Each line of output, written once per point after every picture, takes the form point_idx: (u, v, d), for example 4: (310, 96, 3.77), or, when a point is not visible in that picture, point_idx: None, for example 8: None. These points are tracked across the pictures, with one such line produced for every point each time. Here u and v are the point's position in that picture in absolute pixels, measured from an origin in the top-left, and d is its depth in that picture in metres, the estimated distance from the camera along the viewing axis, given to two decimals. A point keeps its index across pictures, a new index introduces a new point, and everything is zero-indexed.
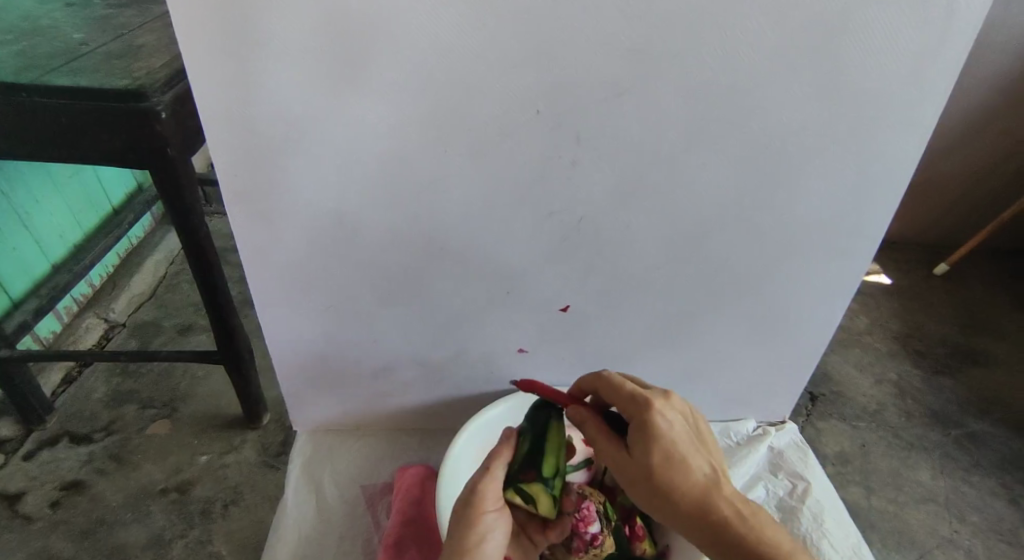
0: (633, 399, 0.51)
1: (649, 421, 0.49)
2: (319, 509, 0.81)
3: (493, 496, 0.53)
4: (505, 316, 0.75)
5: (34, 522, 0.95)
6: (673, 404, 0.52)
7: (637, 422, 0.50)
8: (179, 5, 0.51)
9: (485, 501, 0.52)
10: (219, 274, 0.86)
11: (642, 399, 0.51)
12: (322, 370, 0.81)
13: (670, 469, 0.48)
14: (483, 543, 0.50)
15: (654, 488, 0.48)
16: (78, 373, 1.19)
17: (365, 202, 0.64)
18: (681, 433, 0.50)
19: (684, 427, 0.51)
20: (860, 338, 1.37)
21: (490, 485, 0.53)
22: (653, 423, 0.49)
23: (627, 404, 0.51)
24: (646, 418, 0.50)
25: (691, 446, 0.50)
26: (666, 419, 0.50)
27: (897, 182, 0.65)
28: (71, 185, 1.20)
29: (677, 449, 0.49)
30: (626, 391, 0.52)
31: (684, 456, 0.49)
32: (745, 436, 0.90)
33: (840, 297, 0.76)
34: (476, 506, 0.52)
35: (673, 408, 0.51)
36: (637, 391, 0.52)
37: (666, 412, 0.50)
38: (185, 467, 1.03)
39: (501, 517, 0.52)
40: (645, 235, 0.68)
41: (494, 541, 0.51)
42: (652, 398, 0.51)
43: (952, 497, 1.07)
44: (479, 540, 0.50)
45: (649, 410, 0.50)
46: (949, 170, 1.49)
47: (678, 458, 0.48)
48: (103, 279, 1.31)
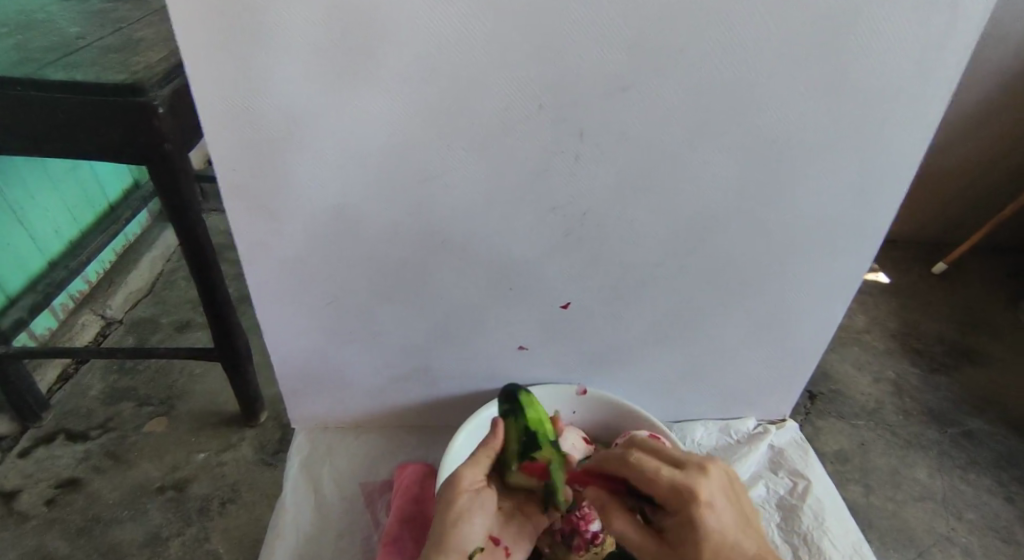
0: (676, 491, 0.50)
1: (695, 519, 0.48)
2: (316, 506, 0.81)
3: (474, 477, 0.54)
4: (505, 312, 0.75)
5: (30, 519, 0.94)
6: (715, 483, 0.50)
7: (682, 517, 0.49)
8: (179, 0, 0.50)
9: (465, 481, 0.54)
10: (217, 271, 0.86)
11: (685, 493, 0.49)
12: (321, 367, 0.80)
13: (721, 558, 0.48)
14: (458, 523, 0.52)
15: None
16: (74, 370, 1.18)
17: (366, 196, 0.63)
18: (727, 520, 0.49)
19: (728, 509, 0.50)
20: (859, 337, 1.37)
21: (473, 468, 0.55)
22: (700, 520, 0.48)
23: (669, 498, 0.50)
24: (691, 514, 0.48)
25: (737, 527, 0.50)
26: (714, 511, 0.49)
27: (900, 178, 0.65)
28: (67, 180, 1.19)
29: (727, 542, 0.48)
30: (665, 481, 0.50)
31: (733, 543, 0.49)
32: (745, 434, 0.90)
33: (842, 294, 0.76)
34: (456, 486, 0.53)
35: (717, 488, 0.50)
36: (679, 480, 0.50)
37: (711, 502, 0.49)
38: (181, 464, 1.02)
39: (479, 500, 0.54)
40: (645, 232, 0.68)
41: (474, 524, 0.53)
42: (696, 489, 0.49)
43: (950, 495, 1.07)
44: (459, 519, 0.52)
45: (692, 505, 0.48)
46: (948, 168, 1.49)
47: (728, 546, 0.48)
48: (99, 276, 1.31)
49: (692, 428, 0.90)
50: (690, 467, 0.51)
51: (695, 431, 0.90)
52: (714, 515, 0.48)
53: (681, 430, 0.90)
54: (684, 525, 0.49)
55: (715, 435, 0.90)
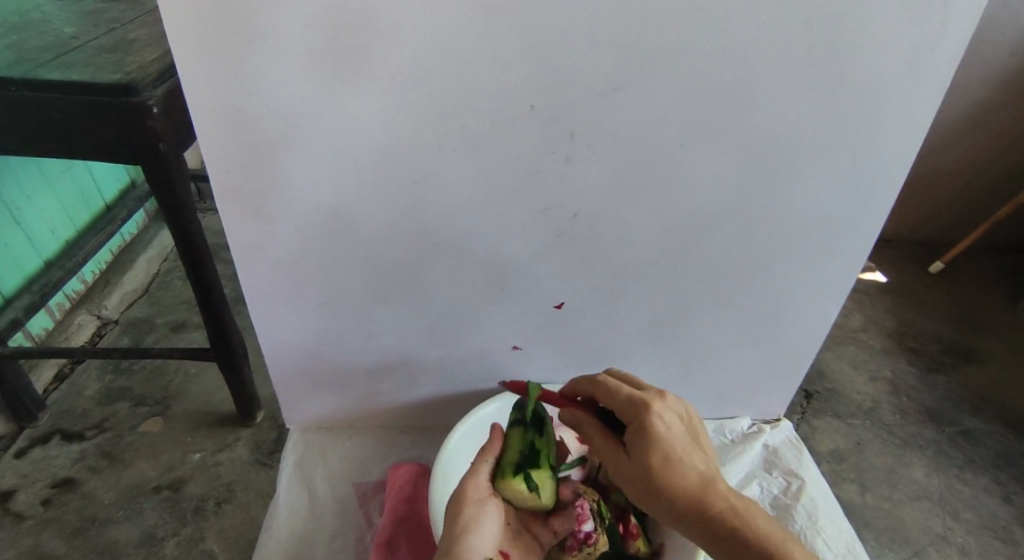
0: (631, 403, 0.51)
1: (646, 424, 0.49)
2: (310, 506, 0.81)
3: (478, 488, 0.54)
4: (500, 312, 0.75)
5: (26, 520, 0.94)
6: (670, 404, 0.51)
7: (634, 425, 0.50)
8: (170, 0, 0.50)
9: (470, 493, 0.53)
10: (212, 271, 0.86)
11: (639, 402, 0.51)
12: (315, 367, 0.80)
13: (667, 468, 0.48)
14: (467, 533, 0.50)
15: (654, 487, 0.48)
16: (70, 371, 1.18)
17: (360, 196, 0.63)
18: (679, 436, 0.49)
19: (680, 426, 0.50)
20: (856, 337, 1.37)
21: (475, 478, 0.55)
22: (650, 424, 0.49)
23: (625, 408, 0.51)
24: (642, 420, 0.50)
25: (688, 445, 0.50)
26: (664, 420, 0.49)
27: (894, 178, 0.65)
28: (62, 180, 1.19)
29: (675, 450, 0.48)
30: (623, 395, 0.52)
31: (681, 455, 0.49)
32: (740, 434, 0.90)
33: (836, 294, 0.76)
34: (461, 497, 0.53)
35: (670, 408, 0.51)
36: (636, 394, 0.52)
37: (663, 413, 0.50)
38: (177, 465, 1.02)
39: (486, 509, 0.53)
40: (639, 233, 0.68)
41: (483, 533, 0.51)
42: (649, 399, 0.51)
43: (946, 494, 1.08)
44: (467, 529, 0.51)
45: (645, 411, 0.50)
46: (944, 167, 1.49)
47: (675, 458, 0.48)
48: (95, 276, 1.31)
49: None
50: (649, 390, 0.53)
51: None
52: (664, 425, 0.49)
53: None
54: (636, 431, 0.50)
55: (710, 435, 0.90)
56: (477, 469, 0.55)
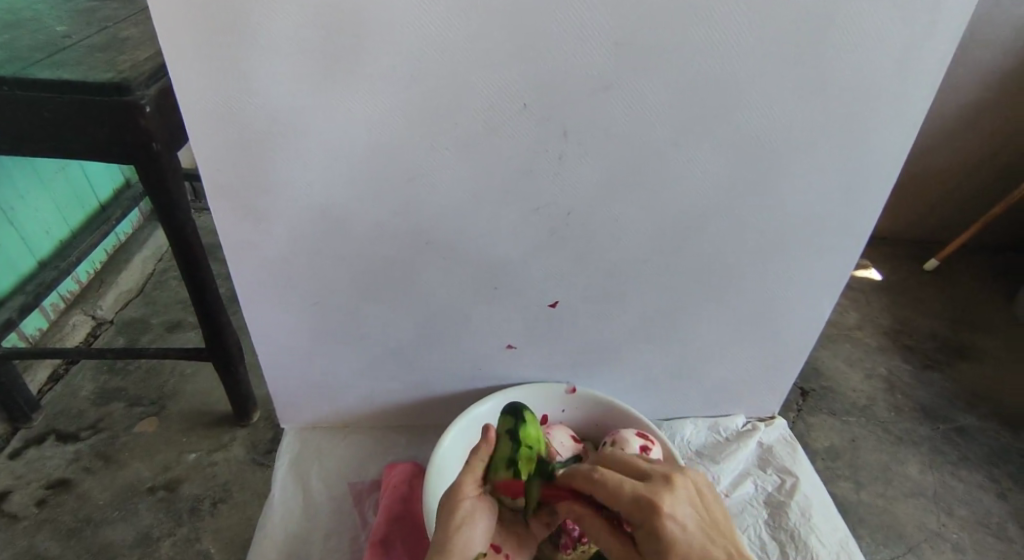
0: (638, 504, 0.46)
1: (659, 529, 0.44)
2: (305, 506, 0.80)
3: (473, 484, 0.54)
4: (494, 311, 0.75)
5: (20, 521, 0.94)
6: (679, 494, 0.47)
7: (646, 529, 0.45)
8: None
9: (464, 489, 0.54)
10: (206, 270, 0.85)
11: (648, 504, 0.45)
12: (310, 366, 0.80)
13: None
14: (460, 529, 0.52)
15: None
16: (64, 371, 1.17)
17: (354, 195, 0.63)
18: (695, 531, 0.45)
19: (695, 518, 0.46)
20: (851, 334, 1.37)
21: (471, 473, 0.54)
22: (663, 530, 0.44)
23: (631, 511, 0.46)
24: (654, 525, 0.45)
25: (706, 538, 0.45)
26: (677, 521, 0.45)
27: (886, 177, 0.65)
28: (56, 180, 1.18)
29: (695, 553, 0.44)
30: (627, 495, 0.47)
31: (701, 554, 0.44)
32: (734, 432, 0.90)
33: (829, 292, 0.76)
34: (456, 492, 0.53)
35: (681, 498, 0.46)
36: (641, 492, 0.46)
37: (675, 510, 0.45)
38: (173, 465, 1.02)
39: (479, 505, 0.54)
40: (633, 231, 0.68)
41: (476, 530, 0.52)
42: (657, 498, 0.45)
43: (940, 490, 1.08)
44: (458, 527, 0.52)
45: (655, 516, 0.45)
46: (938, 165, 1.49)
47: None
48: (90, 276, 1.30)
49: (681, 426, 0.91)
50: (653, 479, 0.47)
51: (685, 428, 0.90)
52: (679, 528, 0.44)
53: (671, 428, 0.90)
54: (649, 539, 0.45)
55: (705, 433, 0.90)
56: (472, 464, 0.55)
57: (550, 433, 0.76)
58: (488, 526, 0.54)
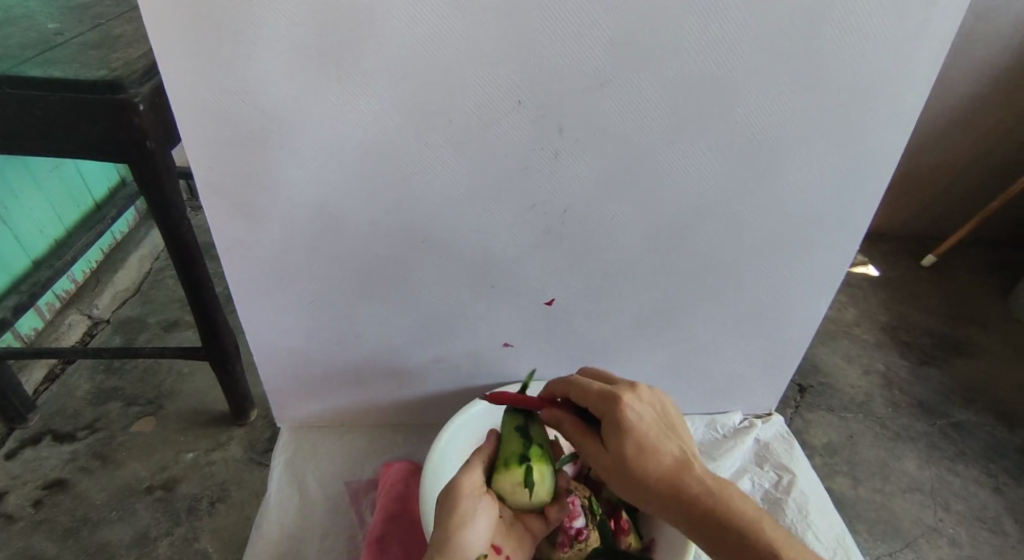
0: (602, 396, 0.52)
1: (617, 415, 0.50)
2: (302, 505, 0.80)
3: (472, 484, 0.54)
4: (490, 309, 0.75)
5: (16, 521, 0.93)
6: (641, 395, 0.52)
7: (606, 416, 0.51)
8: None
9: (464, 487, 0.53)
10: (201, 269, 0.85)
11: (610, 395, 0.51)
12: (307, 365, 0.80)
13: (642, 457, 0.48)
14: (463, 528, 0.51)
15: (630, 477, 0.48)
16: (60, 371, 1.17)
17: (348, 193, 0.63)
18: (651, 424, 0.50)
19: (651, 414, 0.51)
20: (848, 330, 1.37)
21: (470, 474, 0.55)
22: (622, 417, 0.50)
23: (596, 401, 0.52)
24: (613, 410, 0.50)
25: (661, 434, 0.50)
26: (635, 410, 0.50)
27: (882, 173, 0.65)
28: (50, 179, 1.18)
29: (648, 439, 0.49)
30: (593, 391, 0.53)
31: (654, 443, 0.49)
32: (732, 429, 0.90)
33: (826, 289, 0.76)
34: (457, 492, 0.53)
35: (642, 399, 0.52)
36: (606, 388, 0.52)
37: (635, 404, 0.51)
38: (170, 464, 1.02)
39: (482, 505, 0.53)
40: (629, 228, 0.68)
41: (476, 528, 0.52)
42: (619, 392, 0.51)
43: (937, 485, 1.08)
44: (461, 525, 0.51)
45: (615, 403, 0.50)
46: (935, 161, 1.49)
47: (648, 443, 0.49)
48: (86, 275, 1.30)
49: None
50: (620, 383, 0.53)
51: None
52: (639, 418, 0.50)
53: None
54: (612, 423, 0.50)
55: (702, 430, 0.90)
56: (470, 467, 0.55)
57: None
58: (489, 526, 0.53)
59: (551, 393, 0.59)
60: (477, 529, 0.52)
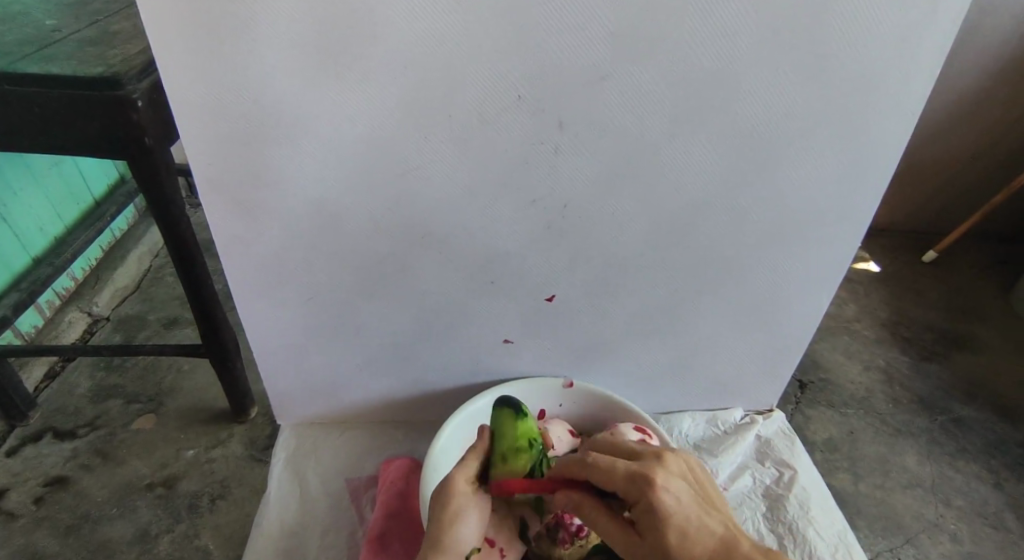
0: (632, 480, 0.47)
1: (654, 503, 0.46)
2: (302, 502, 0.80)
3: (466, 483, 0.53)
4: (491, 305, 0.74)
5: (18, 519, 0.94)
6: (671, 469, 0.48)
7: (642, 504, 0.46)
8: None
9: (457, 489, 0.52)
10: (201, 266, 0.85)
11: (643, 479, 0.46)
12: (307, 362, 0.80)
13: (687, 545, 0.45)
14: (455, 528, 0.51)
15: None
16: (60, 368, 1.17)
17: (347, 189, 0.62)
18: (688, 504, 0.47)
19: (687, 492, 0.47)
20: (849, 326, 1.37)
21: (465, 471, 0.53)
22: (660, 505, 0.45)
23: (626, 488, 0.47)
24: (651, 499, 0.46)
25: (698, 510, 0.47)
26: (672, 494, 0.46)
27: (884, 167, 0.65)
28: (49, 176, 1.17)
29: (690, 525, 0.46)
30: (620, 473, 0.48)
31: (696, 525, 0.46)
32: (733, 425, 0.90)
33: (828, 285, 0.76)
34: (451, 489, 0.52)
35: (673, 474, 0.48)
36: (635, 469, 0.47)
37: (670, 486, 0.47)
38: (171, 462, 1.01)
39: (475, 504, 0.52)
40: (630, 224, 0.67)
41: (468, 527, 0.52)
42: (651, 473, 0.47)
43: (938, 481, 1.09)
44: (452, 524, 0.51)
45: (652, 490, 0.46)
46: (937, 156, 1.49)
47: (691, 528, 0.46)
48: (86, 272, 1.30)
49: (679, 419, 0.90)
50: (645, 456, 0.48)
51: (683, 422, 0.90)
52: (679, 503, 0.46)
53: (669, 422, 0.90)
54: (650, 515, 0.46)
55: (703, 426, 0.90)
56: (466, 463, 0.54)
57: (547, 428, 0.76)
58: (481, 523, 0.53)
59: (559, 465, 0.53)
60: (469, 527, 0.52)
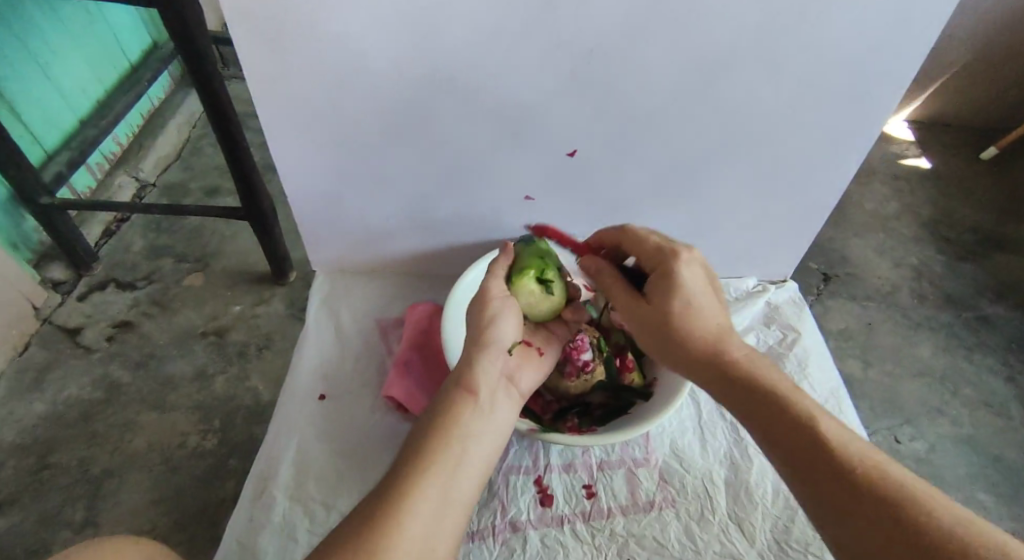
0: (661, 250, 0.58)
1: (673, 270, 0.56)
2: (337, 332, 0.89)
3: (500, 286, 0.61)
4: (516, 156, 0.77)
5: (94, 353, 1.06)
6: (695, 258, 0.58)
7: (662, 269, 0.57)
8: None
9: (492, 293, 0.60)
10: (238, 128, 0.88)
11: (668, 250, 0.58)
12: (339, 211, 0.85)
13: (688, 313, 0.55)
14: (493, 325, 0.58)
15: (670, 329, 0.55)
16: (116, 227, 1.26)
17: (374, 32, 0.63)
18: (702, 287, 0.56)
19: (704, 280, 0.57)
20: (885, 223, 1.36)
21: (496, 283, 0.62)
22: (675, 272, 0.56)
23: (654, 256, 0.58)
24: (670, 265, 0.57)
25: (708, 295, 0.56)
26: (689, 269, 0.56)
27: (937, 17, 0.60)
28: (88, 38, 1.21)
29: (696, 299, 0.55)
30: (651, 244, 0.60)
31: (702, 305, 0.55)
32: (744, 292, 0.94)
33: (853, 149, 0.75)
34: (483, 298, 0.60)
35: (697, 261, 0.58)
36: (665, 244, 0.59)
37: (689, 265, 0.57)
38: (220, 314, 1.12)
39: (508, 304, 0.60)
40: (656, 77, 0.67)
41: (505, 322, 0.58)
42: (677, 249, 0.58)
43: (948, 372, 1.13)
44: (489, 322, 0.58)
45: (674, 258, 0.57)
46: (1015, 43, 1.39)
47: (697, 305, 0.55)
48: (130, 139, 1.35)
49: None
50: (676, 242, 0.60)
51: None
52: (693, 278, 0.56)
53: None
54: (666, 278, 0.56)
55: None
56: (492, 277, 0.63)
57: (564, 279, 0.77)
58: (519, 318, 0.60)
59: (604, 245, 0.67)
60: (506, 327, 0.58)
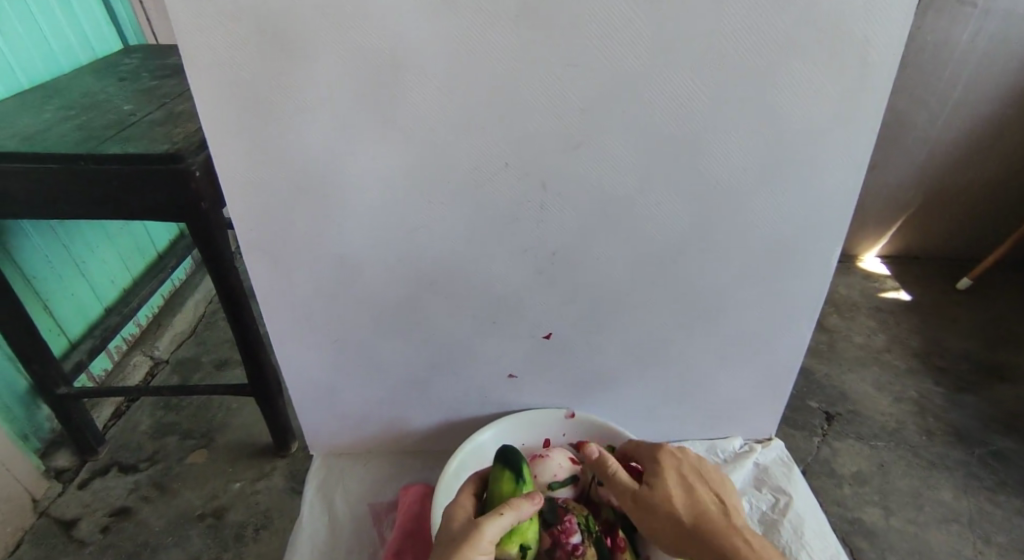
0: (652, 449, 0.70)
1: (656, 461, 0.67)
2: (331, 520, 0.89)
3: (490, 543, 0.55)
4: (498, 341, 0.82)
5: (87, 546, 1.04)
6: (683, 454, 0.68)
7: (651, 462, 0.68)
8: (199, 76, 0.60)
9: (481, 543, 0.55)
10: (249, 314, 0.94)
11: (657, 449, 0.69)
12: (332, 396, 0.88)
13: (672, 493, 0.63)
14: None
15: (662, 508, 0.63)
16: (126, 408, 1.29)
17: (366, 249, 0.72)
18: (683, 472, 0.66)
19: (686, 469, 0.66)
20: (878, 356, 1.38)
21: (493, 529, 0.56)
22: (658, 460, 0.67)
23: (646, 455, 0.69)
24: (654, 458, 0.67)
25: (692, 482, 0.65)
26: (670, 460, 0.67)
27: (843, 207, 0.70)
28: (123, 236, 1.33)
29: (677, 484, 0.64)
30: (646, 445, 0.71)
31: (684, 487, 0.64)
32: (731, 453, 0.94)
33: (807, 315, 0.81)
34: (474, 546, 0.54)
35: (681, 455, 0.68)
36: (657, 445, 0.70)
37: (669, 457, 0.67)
38: (220, 493, 1.11)
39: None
40: (616, 264, 0.74)
41: None
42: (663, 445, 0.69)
43: (975, 517, 1.07)
44: None
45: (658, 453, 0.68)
46: (963, 183, 1.52)
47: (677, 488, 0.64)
48: (149, 319, 1.43)
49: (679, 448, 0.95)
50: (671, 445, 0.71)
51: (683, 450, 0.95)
52: (675, 467, 0.66)
53: None
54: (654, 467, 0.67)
55: (703, 454, 0.94)
56: (497, 520, 0.56)
57: (548, 454, 0.78)
58: None
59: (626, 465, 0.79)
60: None
